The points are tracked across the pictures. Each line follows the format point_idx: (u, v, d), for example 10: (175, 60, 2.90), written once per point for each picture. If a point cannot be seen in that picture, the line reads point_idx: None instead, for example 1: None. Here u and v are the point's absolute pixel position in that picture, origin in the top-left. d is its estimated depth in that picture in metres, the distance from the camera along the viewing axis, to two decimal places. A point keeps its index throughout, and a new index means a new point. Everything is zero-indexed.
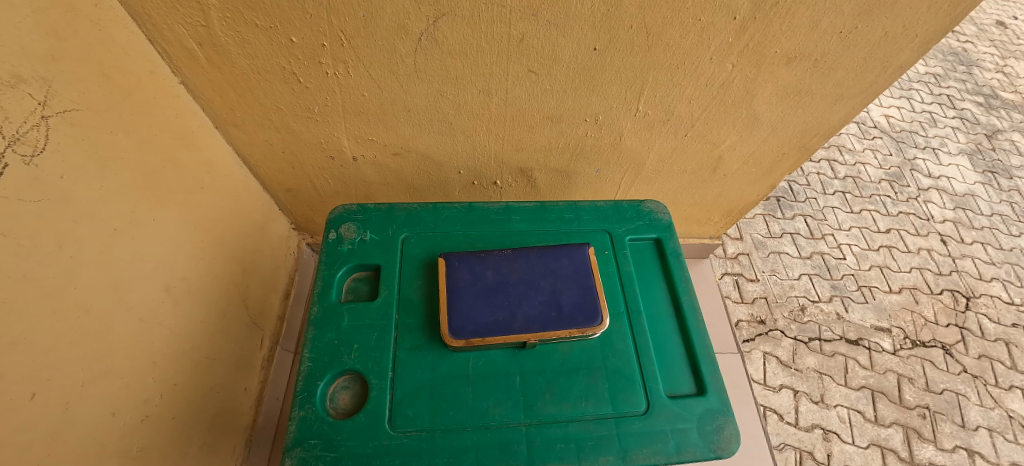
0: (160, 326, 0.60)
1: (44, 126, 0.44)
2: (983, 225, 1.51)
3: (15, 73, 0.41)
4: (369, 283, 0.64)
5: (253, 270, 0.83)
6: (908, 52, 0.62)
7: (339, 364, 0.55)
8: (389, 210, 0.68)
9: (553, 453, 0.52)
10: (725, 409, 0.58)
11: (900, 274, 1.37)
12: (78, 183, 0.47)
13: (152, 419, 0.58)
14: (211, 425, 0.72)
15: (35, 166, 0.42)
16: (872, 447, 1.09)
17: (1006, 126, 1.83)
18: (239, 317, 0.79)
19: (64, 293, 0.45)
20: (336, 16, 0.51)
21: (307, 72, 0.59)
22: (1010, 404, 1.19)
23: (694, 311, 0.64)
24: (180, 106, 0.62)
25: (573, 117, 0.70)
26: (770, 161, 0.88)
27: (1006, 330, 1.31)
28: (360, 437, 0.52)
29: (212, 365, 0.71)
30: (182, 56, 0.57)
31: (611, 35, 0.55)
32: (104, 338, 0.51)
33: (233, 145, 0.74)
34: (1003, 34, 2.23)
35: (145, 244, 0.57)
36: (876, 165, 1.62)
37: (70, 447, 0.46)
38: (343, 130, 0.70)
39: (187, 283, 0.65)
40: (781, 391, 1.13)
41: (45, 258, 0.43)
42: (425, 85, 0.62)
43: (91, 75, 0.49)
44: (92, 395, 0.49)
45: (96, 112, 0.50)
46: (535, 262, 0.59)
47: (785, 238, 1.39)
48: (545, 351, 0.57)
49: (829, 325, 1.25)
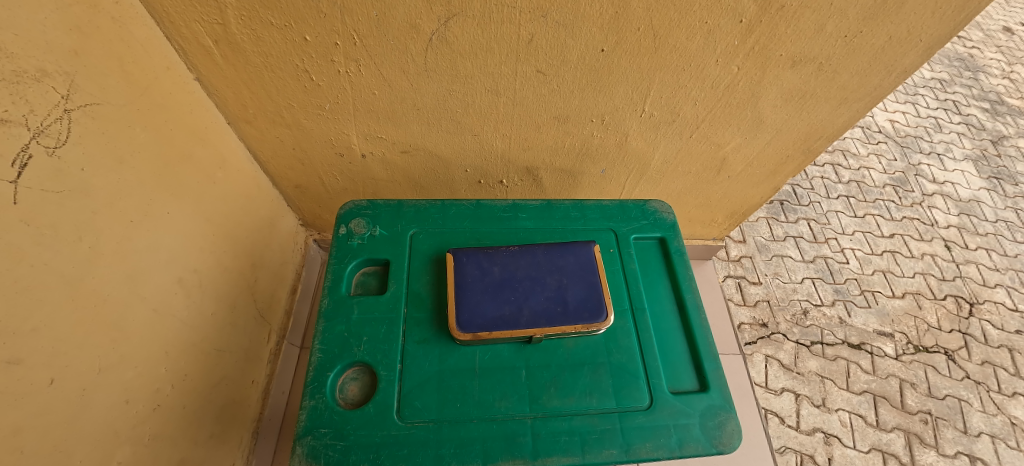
0: (172, 317, 0.61)
1: (66, 119, 0.45)
2: (987, 231, 1.51)
3: (40, 67, 0.42)
4: (377, 277, 0.65)
5: (261, 265, 0.85)
6: (912, 57, 0.63)
7: (349, 355, 0.56)
8: (398, 206, 0.69)
9: (557, 445, 0.53)
10: (727, 405, 0.58)
11: (903, 279, 1.37)
12: (98, 175, 0.48)
13: (163, 409, 0.59)
14: (219, 416, 0.73)
15: (57, 157, 0.44)
16: (874, 452, 1.09)
17: (1013, 132, 1.82)
18: (247, 310, 0.80)
19: (84, 282, 0.47)
20: (350, 16, 0.52)
21: (320, 70, 0.60)
22: (1013, 410, 1.19)
23: (697, 309, 0.65)
24: (194, 101, 0.63)
25: (580, 118, 0.71)
26: (774, 164, 0.89)
27: (1009, 337, 1.31)
28: (369, 427, 0.53)
29: (221, 357, 0.73)
30: (199, 54, 0.58)
31: (618, 36, 0.56)
32: (120, 328, 0.52)
33: (246, 142, 0.75)
34: (1010, 40, 2.23)
35: (159, 236, 0.58)
36: (880, 169, 1.62)
37: (86, 434, 0.47)
38: (353, 127, 0.71)
39: (199, 276, 0.66)
40: (782, 395, 1.14)
41: (65, 247, 0.44)
42: (435, 84, 0.63)
43: (110, 70, 0.50)
44: (107, 384, 0.50)
45: (115, 107, 0.51)
46: (541, 259, 0.60)
47: (789, 242, 1.39)
48: (552, 346, 0.58)
49: (831, 329, 1.25)
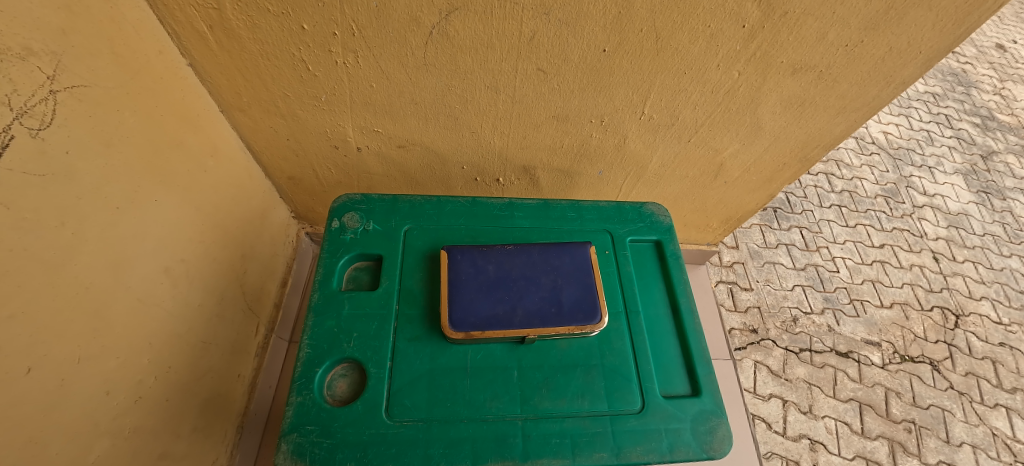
0: (157, 307, 0.59)
1: (51, 100, 0.43)
2: (975, 244, 1.54)
3: (26, 46, 0.40)
4: (370, 273, 0.64)
5: (251, 257, 0.83)
6: (911, 69, 0.63)
7: (338, 352, 0.56)
8: (393, 201, 0.68)
9: (548, 448, 0.53)
10: (718, 410, 0.58)
11: (891, 289, 1.39)
12: (83, 160, 0.47)
13: (144, 401, 0.58)
14: (202, 410, 0.71)
15: (41, 139, 0.42)
16: (858, 459, 1.10)
17: (1002, 148, 1.85)
18: (235, 301, 0.79)
19: (65, 269, 0.45)
20: (349, 6, 0.51)
21: (318, 60, 0.59)
22: (995, 422, 1.21)
23: (691, 314, 0.65)
24: (186, 88, 0.62)
25: (580, 118, 0.71)
26: (770, 170, 0.89)
27: (993, 349, 1.33)
28: (357, 425, 0.52)
29: (208, 349, 0.71)
30: (193, 38, 0.57)
31: (620, 37, 0.56)
32: (102, 317, 0.50)
33: (239, 131, 0.74)
34: (1003, 57, 2.26)
35: (146, 223, 0.57)
36: (872, 180, 1.64)
37: (63, 426, 0.46)
38: (350, 119, 0.70)
39: (186, 266, 0.65)
40: (770, 400, 1.14)
41: (46, 232, 0.43)
42: (434, 78, 0.62)
43: (99, 51, 0.49)
44: (87, 374, 0.49)
45: (103, 90, 0.50)
46: (537, 259, 0.60)
47: (781, 249, 1.40)
48: (544, 347, 0.57)
49: (820, 337, 1.26)
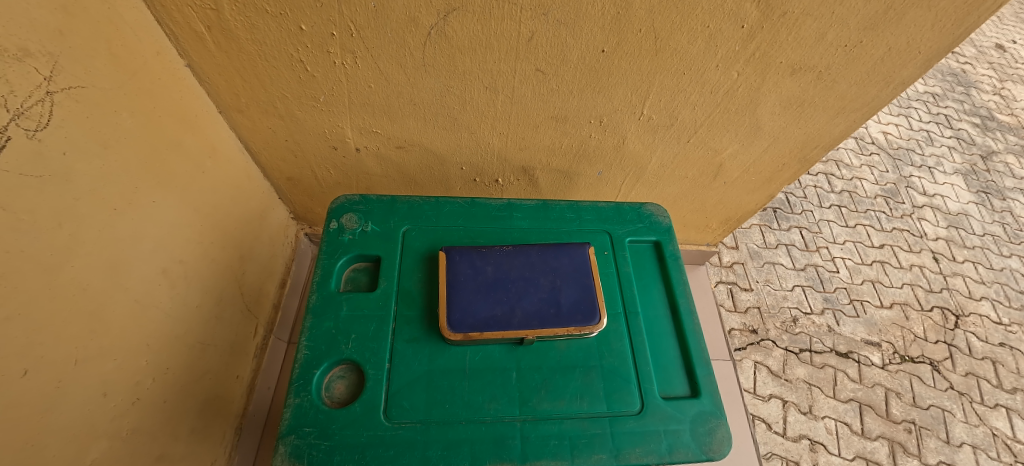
0: (155, 308, 0.59)
1: (48, 101, 0.43)
2: (975, 244, 1.53)
3: (23, 47, 0.40)
4: (368, 274, 0.64)
5: (249, 258, 0.83)
6: (910, 69, 0.63)
7: (336, 353, 0.55)
8: (391, 202, 0.68)
9: (547, 449, 0.52)
10: (718, 411, 0.58)
11: (891, 289, 1.39)
12: (80, 161, 0.47)
13: (142, 402, 0.58)
14: (200, 412, 0.71)
15: (38, 140, 0.42)
16: (858, 459, 1.10)
17: (1002, 148, 1.85)
18: (233, 302, 0.78)
19: (63, 270, 0.45)
20: (347, 6, 0.50)
21: (316, 61, 0.59)
22: (995, 422, 1.21)
23: (690, 314, 0.64)
24: (184, 88, 0.62)
25: (579, 118, 0.71)
26: (770, 171, 0.89)
27: (993, 349, 1.33)
28: (355, 427, 0.52)
29: (206, 351, 0.71)
30: (191, 39, 0.56)
31: (619, 37, 0.56)
32: (100, 318, 0.50)
33: (237, 131, 0.74)
34: (1002, 57, 2.26)
35: (144, 224, 0.56)
36: (872, 180, 1.64)
37: (61, 427, 0.46)
38: (348, 119, 0.70)
39: (184, 267, 0.65)
40: (770, 400, 1.14)
41: (43, 233, 0.43)
42: (432, 79, 0.62)
43: (96, 51, 0.49)
44: (85, 376, 0.49)
45: (100, 91, 0.50)
46: (536, 259, 0.60)
47: (781, 249, 1.40)
48: (543, 349, 0.57)
49: (820, 337, 1.26)
